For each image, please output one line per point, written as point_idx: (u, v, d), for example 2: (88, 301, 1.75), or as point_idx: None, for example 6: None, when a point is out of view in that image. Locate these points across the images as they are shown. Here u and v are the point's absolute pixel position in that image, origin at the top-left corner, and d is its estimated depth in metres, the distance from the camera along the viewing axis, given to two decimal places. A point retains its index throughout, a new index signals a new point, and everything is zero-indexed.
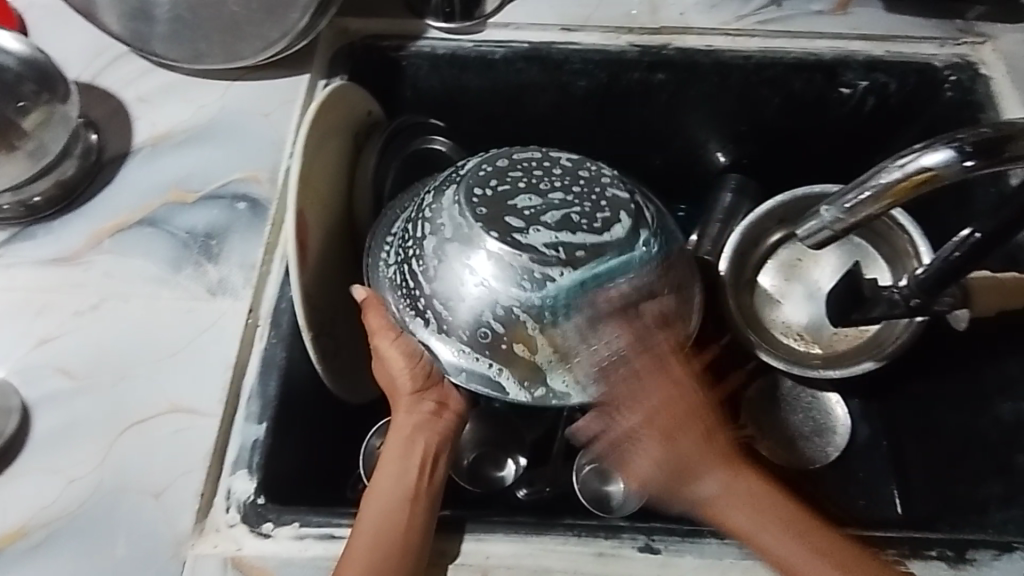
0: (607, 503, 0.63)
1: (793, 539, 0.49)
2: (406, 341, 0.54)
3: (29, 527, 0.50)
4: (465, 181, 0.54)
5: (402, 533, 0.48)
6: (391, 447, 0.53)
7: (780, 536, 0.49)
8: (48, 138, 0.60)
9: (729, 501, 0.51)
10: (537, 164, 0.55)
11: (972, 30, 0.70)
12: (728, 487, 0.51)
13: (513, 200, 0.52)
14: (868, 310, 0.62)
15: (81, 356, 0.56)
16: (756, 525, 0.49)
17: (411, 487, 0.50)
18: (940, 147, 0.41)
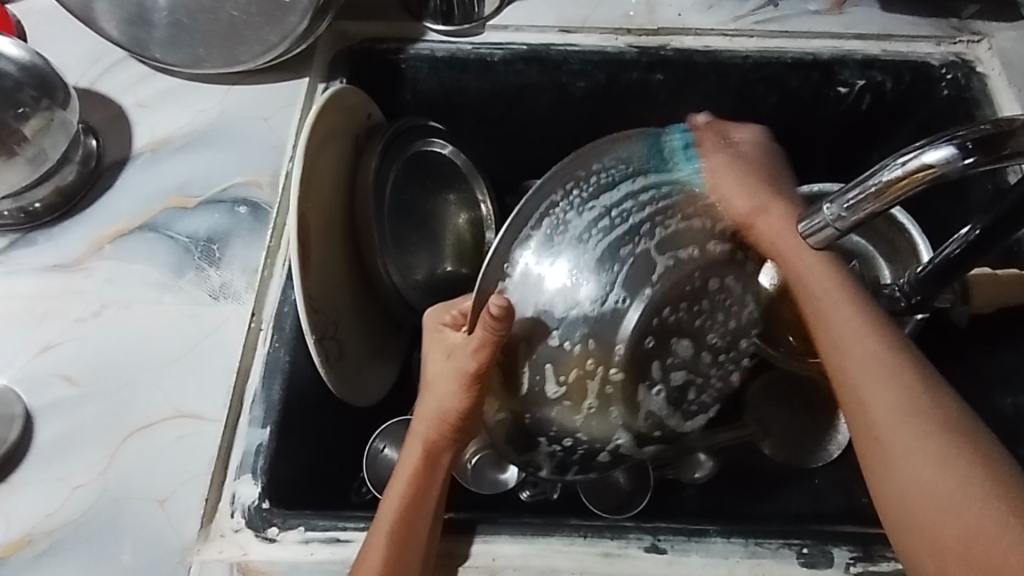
0: (609, 504, 0.65)
1: (879, 380, 0.42)
2: (478, 361, 0.48)
3: (33, 535, 0.50)
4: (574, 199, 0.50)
5: (415, 536, 0.48)
6: (411, 456, 0.52)
7: (881, 386, 0.42)
8: (47, 145, 0.59)
9: (838, 301, 0.46)
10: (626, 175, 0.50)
11: (967, 28, 0.70)
12: (816, 267, 0.48)
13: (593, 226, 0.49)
14: None
15: (83, 362, 0.56)
16: (854, 357, 0.43)
17: (419, 507, 0.49)
18: (940, 144, 0.40)
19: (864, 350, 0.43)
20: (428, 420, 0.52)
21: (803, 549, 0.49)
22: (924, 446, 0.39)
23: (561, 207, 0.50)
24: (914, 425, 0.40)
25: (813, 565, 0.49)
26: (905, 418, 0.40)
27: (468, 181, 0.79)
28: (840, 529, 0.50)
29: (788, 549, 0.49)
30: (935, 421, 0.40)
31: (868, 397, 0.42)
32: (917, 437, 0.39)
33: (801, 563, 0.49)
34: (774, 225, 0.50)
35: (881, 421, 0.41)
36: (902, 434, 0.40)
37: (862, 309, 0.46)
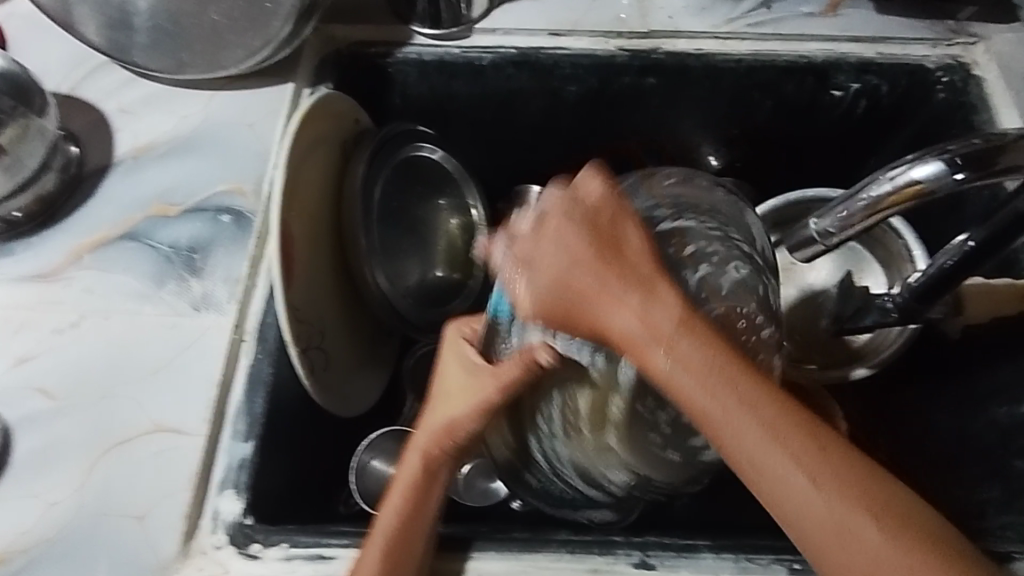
0: None
1: (793, 476, 0.36)
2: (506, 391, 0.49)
3: (9, 553, 0.49)
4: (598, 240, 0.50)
5: (410, 552, 0.46)
6: (410, 461, 0.50)
7: (796, 476, 0.36)
8: (23, 153, 0.58)
9: (723, 390, 0.38)
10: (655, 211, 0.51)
11: (963, 30, 0.69)
12: (663, 338, 0.40)
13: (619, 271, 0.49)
14: (859, 319, 0.62)
15: (61, 375, 0.54)
16: (757, 457, 0.37)
17: (420, 504, 0.48)
18: (929, 160, 0.40)
19: (701, 375, 0.38)
20: (434, 433, 0.50)
21: (795, 565, 0.48)
22: (864, 542, 0.35)
23: None
24: (851, 524, 0.35)
25: None
26: (840, 520, 0.35)
27: (459, 188, 0.78)
28: None
29: (780, 565, 0.48)
30: (864, 515, 0.35)
31: (795, 492, 0.36)
32: (820, 475, 0.36)
33: None
34: (621, 298, 0.42)
35: (812, 519, 0.35)
36: (839, 539, 0.35)
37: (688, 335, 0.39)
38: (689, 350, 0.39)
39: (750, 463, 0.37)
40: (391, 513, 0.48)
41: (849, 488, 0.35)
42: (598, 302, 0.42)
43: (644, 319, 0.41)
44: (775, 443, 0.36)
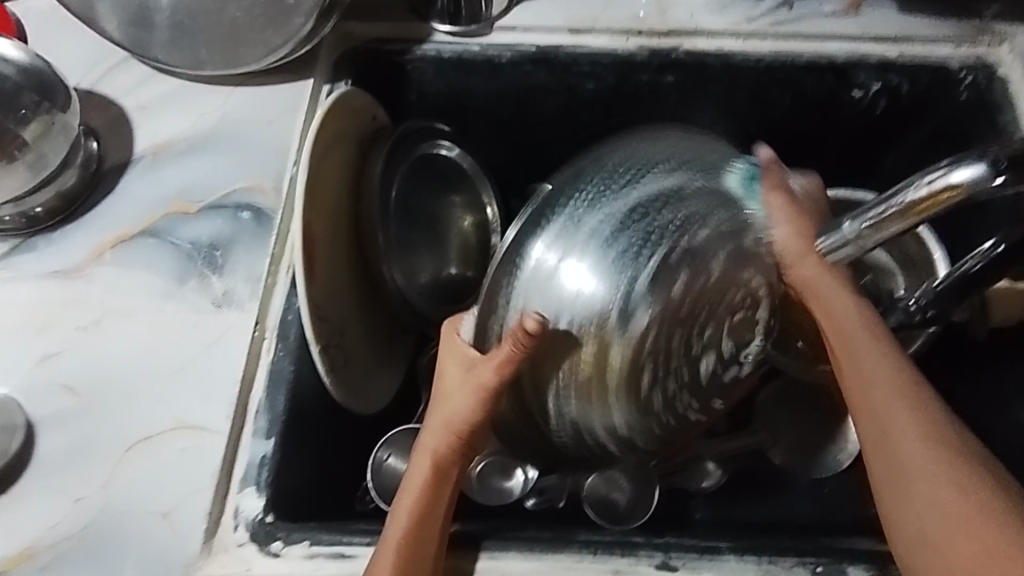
0: (615, 513, 0.63)
1: (914, 427, 0.44)
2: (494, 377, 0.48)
3: (35, 549, 0.49)
4: (604, 195, 0.51)
5: (430, 544, 0.47)
6: (420, 465, 0.50)
7: (915, 433, 0.43)
8: (47, 149, 0.59)
9: (870, 342, 0.48)
10: (665, 174, 0.52)
11: (987, 29, 0.69)
12: (843, 303, 0.50)
13: (613, 232, 0.50)
14: (884, 319, 0.57)
15: (85, 371, 0.55)
16: (894, 416, 0.44)
17: (432, 508, 0.48)
18: (967, 163, 0.40)
19: (882, 370, 0.46)
20: (442, 432, 0.50)
21: (818, 567, 0.48)
22: (934, 478, 0.42)
23: (576, 211, 0.51)
24: (934, 471, 0.42)
25: None
26: (920, 460, 0.42)
27: (474, 184, 0.78)
28: (858, 546, 0.49)
29: (802, 567, 0.48)
30: (969, 466, 0.42)
31: (924, 444, 0.43)
32: (931, 464, 0.42)
33: None
34: (835, 294, 0.50)
35: (905, 468, 0.43)
36: (924, 481, 0.42)
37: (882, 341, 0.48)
38: (849, 314, 0.49)
39: (877, 423, 0.45)
40: (409, 502, 0.48)
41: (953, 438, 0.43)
42: (810, 289, 0.50)
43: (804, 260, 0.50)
44: (903, 385, 0.45)
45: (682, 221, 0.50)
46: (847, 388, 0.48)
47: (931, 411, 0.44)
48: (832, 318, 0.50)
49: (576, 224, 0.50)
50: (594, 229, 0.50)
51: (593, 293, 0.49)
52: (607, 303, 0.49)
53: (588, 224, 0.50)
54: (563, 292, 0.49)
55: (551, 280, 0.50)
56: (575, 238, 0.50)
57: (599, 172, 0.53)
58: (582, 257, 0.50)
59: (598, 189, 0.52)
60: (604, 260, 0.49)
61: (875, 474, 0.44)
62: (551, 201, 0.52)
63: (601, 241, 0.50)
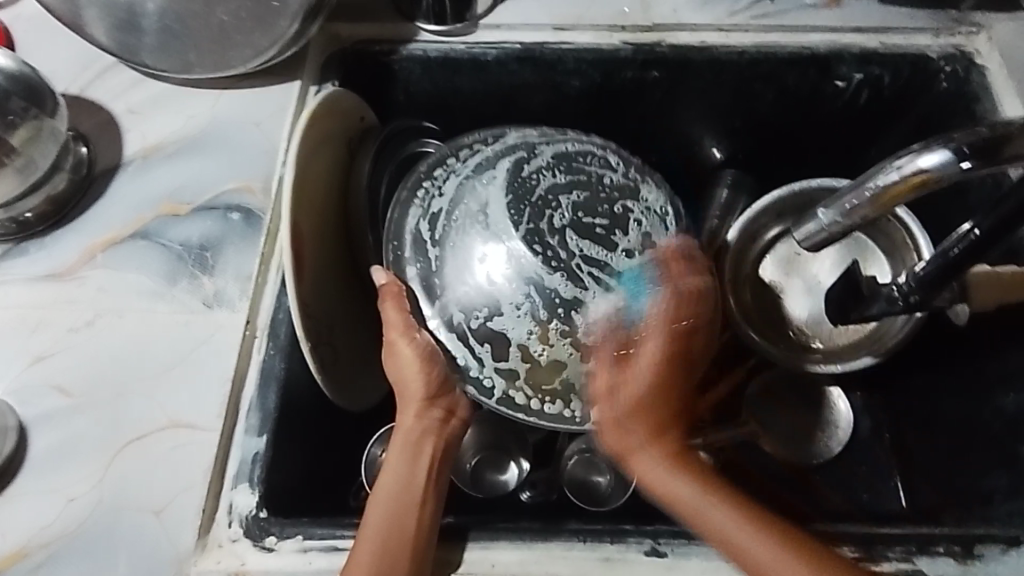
0: (596, 497, 0.66)
1: (722, 511, 0.49)
2: (420, 339, 0.51)
3: (29, 548, 0.49)
4: (442, 171, 0.55)
5: (410, 519, 0.49)
6: (396, 448, 0.53)
7: (756, 540, 0.48)
8: (37, 154, 0.58)
9: (660, 399, 0.53)
10: (486, 141, 0.57)
11: (966, 20, 0.70)
12: (674, 487, 0.52)
13: (473, 202, 0.52)
14: (867, 308, 0.62)
15: (77, 373, 0.55)
16: (690, 499, 0.51)
17: (416, 497, 0.51)
18: (937, 148, 0.40)
19: (670, 486, 0.52)
20: (410, 409, 0.53)
21: None
22: (749, 542, 0.48)
23: (425, 205, 0.54)
24: (749, 534, 0.48)
25: None
26: (761, 546, 0.48)
27: None
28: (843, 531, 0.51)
29: None
30: (767, 535, 0.48)
31: (711, 510, 0.50)
32: (776, 556, 0.47)
33: None
34: (648, 467, 0.53)
35: (771, 572, 0.47)
36: (774, 565, 0.47)
37: (686, 477, 0.52)
38: (644, 456, 0.53)
39: (691, 499, 0.51)
40: (388, 489, 0.51)
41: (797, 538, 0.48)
42: (629, 458, 0.53)
43: (623, 444, 0.53)
44: (697, 488, 0.51)
45: (562, 198, 0.51)
46: (656, 492, 0.53)
47: (713, 494, 0.51)
48: (640, 452, 0.53)
49: (455, 220, 0.52)
50: (447, 211, 0.53)
51: (509, 274, 0.50)
52: (538, 282, 0.49)
53: (448, 215, 0.53)
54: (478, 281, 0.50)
55: (464, 290, 0.50)
56: (446, 237, 0.52)
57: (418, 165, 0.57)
58: (470, 243, 0.51)
59: (435, 173, 0.55)
60: (490, 236, 0.51)
61: (743, 569, 0.47)
62: (400, 200, 0.55)
63: (461, 220, 0.52)
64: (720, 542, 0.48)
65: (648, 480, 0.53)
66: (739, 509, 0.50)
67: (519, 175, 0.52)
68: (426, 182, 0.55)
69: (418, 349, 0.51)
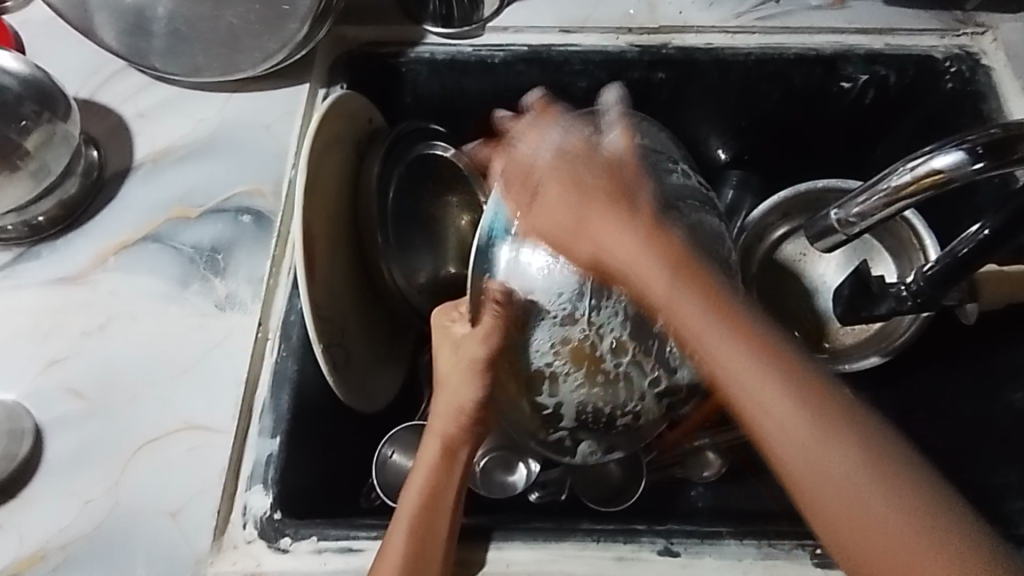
0: (603, 496, 0.67)
1: (779, 406, 0.42)
2: (480, 350, 0.55)
3: (47, 551, 0.50)
4: (548, 163, 0.57)
5: (438, 526, 0.49)
6: (430, 457, 0.54)
7: (846, 462, 0.40)
8: (49, 158, 0.59)
9: (728, 339, 0.45)
10: (584, 138, 0.58)
11: (970, 21, 0.70)
12: (758, 382, 0.43)
13: (576, 198, 0.54)
14: (874, 307, 0.62)
15: (91, 376, 0.55)
16: (779, 428, 0.42)
17: (435, 511, 0.49)
18: (950, 149, 0.40)
19: (773, 412, 0.42)
20: (453, 419, 0.55)
21: (817, 550, 0.49)
22: (848, 467, 0.40)
23: (511, 198, 0.56)
24: (822, 439, 0.41)
25: (827, 566, 0.49)
26: (849, 473, 0.40)
27: None
28: None
29: (802, 550, 0.49)
30: (847, 453, 0.41)
31: (804, 448, 0.41)
32: (864, 477, 0.40)
33: (815, 564, 0.49)
34: (720, 350, 0.45)
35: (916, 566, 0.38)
36: (870, 509, 0.39)
37: (802, 388, 0.43)
38: (753, 373, 0.44)
39: (767, 423, 0.43)
40: (417, 492, 0.51)
41: (880, 454, 0.41)
42: (715, 371, 0.45)
43: (735, 357, 0.44)
44: (791, 396, 0.42)
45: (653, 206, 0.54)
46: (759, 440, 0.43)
47: (798, 378, 0.43)
48: (739, 384, 0.44)
49: (542, 221, 0.54)
50: (549, 205, 0.54)
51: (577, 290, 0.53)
52: (595, 307, 0.53)
53: (533, 213, 0.54)
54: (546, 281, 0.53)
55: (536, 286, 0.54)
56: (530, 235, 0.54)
57: (515, 160, 0.60)
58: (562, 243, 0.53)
59: (534, 165, 0.57)
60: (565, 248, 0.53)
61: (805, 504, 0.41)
62: (488, 195, 0.58)
63: (545, 233, 0.54)
64: (798, 490, 0.42)
65: (710, 359, 0.45)
66: (824, 410, 0.42)
67: (619, 184, 0.54)
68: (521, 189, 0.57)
69: (480, 356, 0.55)
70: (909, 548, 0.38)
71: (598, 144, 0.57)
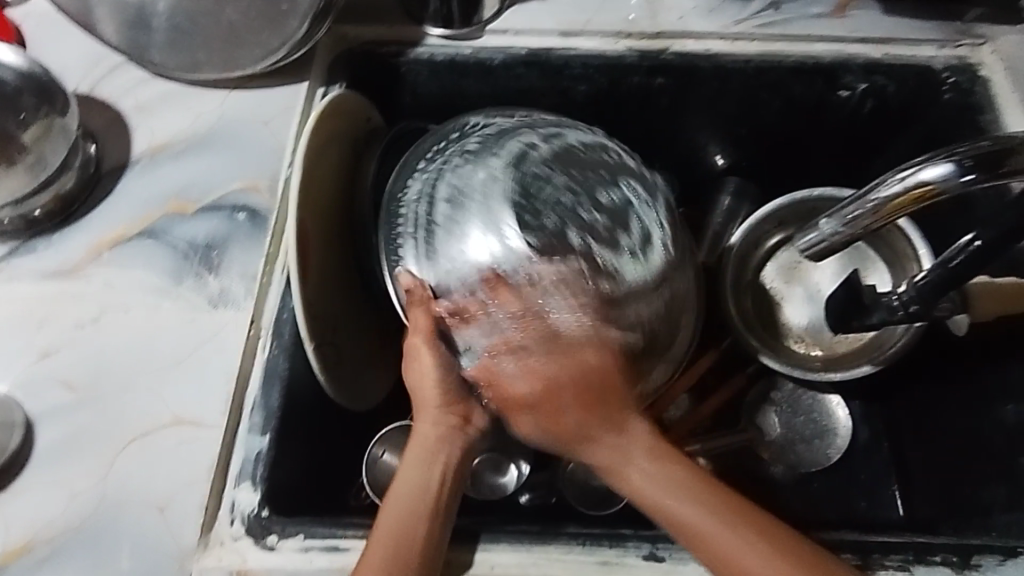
0: (593, 499, 0.67)
1: (658, 479, 0.50)
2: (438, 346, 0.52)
3: (34, 542, 0.50)
4: (436, 174, 0.55)
5: (419, 522, 0.48)
6: (411, 455, 0.52)
7: (751, 551, 0.46)
8: (47, 151, 0.59)
9: (649, 469, 0.50)
10: (483, 134, 0.57)
11: (971, 32, 0.70)
12: (666, 491, 0.49)
13: (488, 182, 0.53)
14: (867, 317, 0.62)
15: (83, 369, 0.56)
16: (698, 506, 0.48)
17: (431, 504, 0.49)
18: (941, 161, 0.39)
19: (669, 487, 0.49)
20: (429, 413, 0.53)
21: None
22: (743, 549, 0.46)
23: (422, 204, 0.55)
24: (729, 530, 0.47)
25: None
26: (751, 551, 0.46)
27: None
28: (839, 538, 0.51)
29: None
30: (745, 532, 0.47)
31: (713, 533, 0.47)
32: (745, 541, 0.47)
33: None
34: (637, 466, 0.50)
35: None
36: None
37: (688, 480, 0.49)
38: (667, 485, 0.49)
39: (647, 484, 0.50)
40: (406, 489, 0.50)
41: (795, 559, 0.46)
42: (614, 466, 0.51)
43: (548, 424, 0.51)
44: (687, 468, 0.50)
45: (550, 171, 0.53)
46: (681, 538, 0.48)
47: (679, 474, 0.50)
48: (651, 498, 0.49)
49: (458, 213, 0.53)
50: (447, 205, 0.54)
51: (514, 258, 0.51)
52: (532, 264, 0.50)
53: (456, 209, 0.53)
54: (477, 264, 0.52)
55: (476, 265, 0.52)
56: (453, 227, 0.53)
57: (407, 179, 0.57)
58: (484, 227, 0.52)
59: (426, 177, 0.56)
60: (494, 214, 0.52)
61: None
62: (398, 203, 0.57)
63: (471, 213, 0.52)
64: (702, 549, 0.47)
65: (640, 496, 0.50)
66: (727, 504, 0.48)
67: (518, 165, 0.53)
68: (412, 202, 0.56)
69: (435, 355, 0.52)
70: None
71: (461, 141, 0.57)
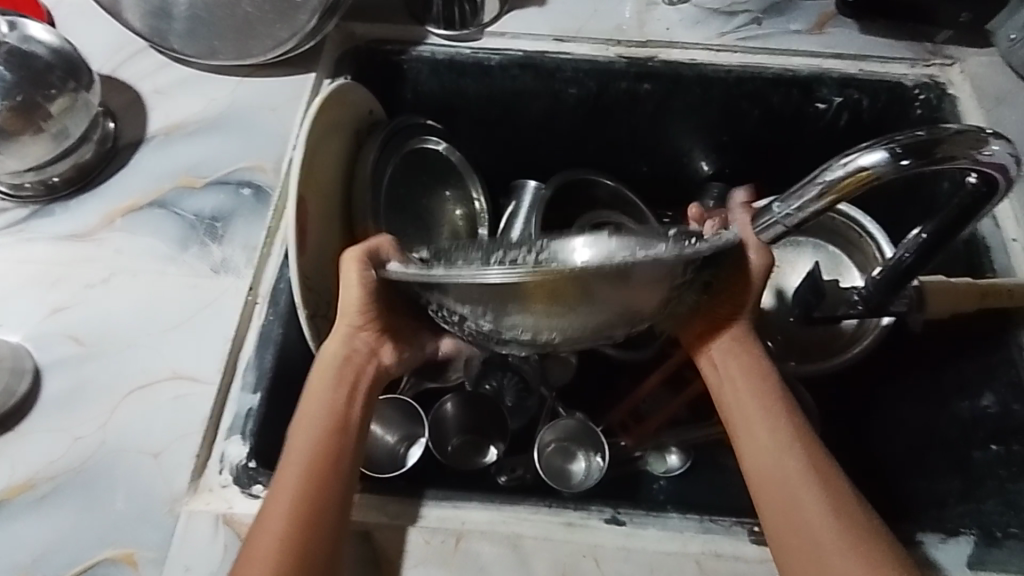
0: (569, 480, 0.69)
1: (773, 454, 0.50)
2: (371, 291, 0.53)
3: (35, 480, 0.53)
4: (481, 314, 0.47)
5: (341, 443, 0.51)
6: (321, 382, 0.53)
7: (813, 499, 0.48)
8: (70, 123, 0.63)
9: (743, 380, 0.54)
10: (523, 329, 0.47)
11: (940, 53, 0.75)
12: (729, 358, 0.55)
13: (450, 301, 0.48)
14: (830, 309, 0.66)
15: (90, 325, 0.59)
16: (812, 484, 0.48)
17: (342, 425, 0.52)
18: (876, 149, 0.44)
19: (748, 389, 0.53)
20: (345, 335, 0.54)
21: (754, 528, 0.52)
22: (805, 495, 0.48)
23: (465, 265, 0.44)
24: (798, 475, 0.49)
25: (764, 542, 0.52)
26: (809, 499, 0.48)
27: (463, 179, 0.84)
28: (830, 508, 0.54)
29: (740, 527, 0.53)
30: (813, 487, 0.48)
31: (783, 477, 0.49)
32: (807, 491, 0.48)
33: (752, 539, 0.52)
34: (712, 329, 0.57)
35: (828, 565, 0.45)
36: (819, 542, 0.46)
37: (779, 429, 0.51)
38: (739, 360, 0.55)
39: (749, 450, 0.51)
40: (313, 414, 0.52)
41: (847, 511, 0.47)
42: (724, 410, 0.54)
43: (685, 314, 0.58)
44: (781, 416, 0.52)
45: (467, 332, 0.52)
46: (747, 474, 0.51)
47: (794, 432, 0.51)
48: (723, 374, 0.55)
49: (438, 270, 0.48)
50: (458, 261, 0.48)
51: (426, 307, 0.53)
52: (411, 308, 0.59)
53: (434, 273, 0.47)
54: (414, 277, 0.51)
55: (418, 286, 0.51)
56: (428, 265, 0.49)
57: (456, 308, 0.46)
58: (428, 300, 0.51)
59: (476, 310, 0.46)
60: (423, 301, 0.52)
61: (778, 520, 0.48)
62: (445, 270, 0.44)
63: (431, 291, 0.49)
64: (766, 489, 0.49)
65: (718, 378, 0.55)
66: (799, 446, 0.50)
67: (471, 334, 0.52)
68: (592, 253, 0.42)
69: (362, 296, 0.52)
70: (828, 552, 0.45)
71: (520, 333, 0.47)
